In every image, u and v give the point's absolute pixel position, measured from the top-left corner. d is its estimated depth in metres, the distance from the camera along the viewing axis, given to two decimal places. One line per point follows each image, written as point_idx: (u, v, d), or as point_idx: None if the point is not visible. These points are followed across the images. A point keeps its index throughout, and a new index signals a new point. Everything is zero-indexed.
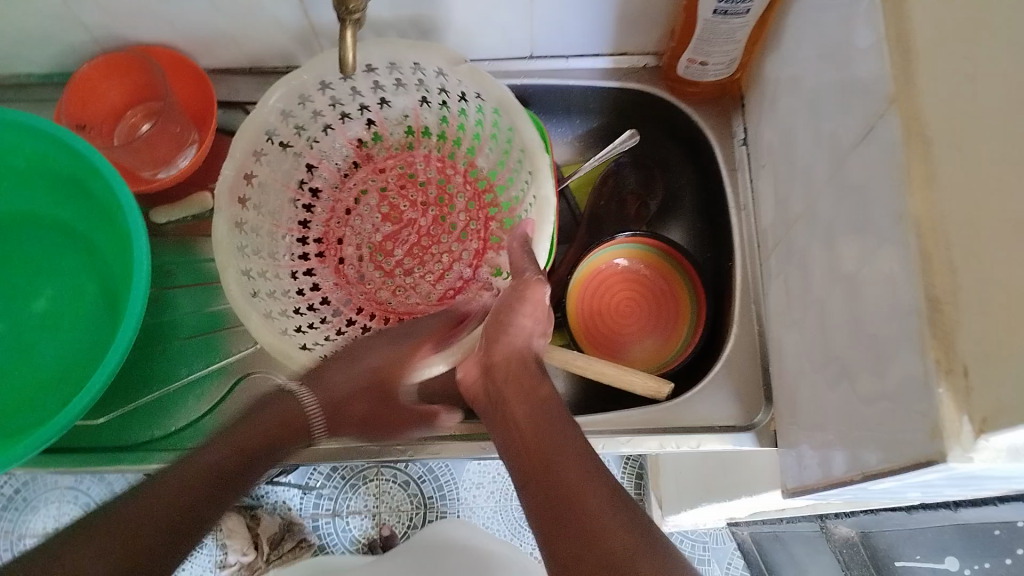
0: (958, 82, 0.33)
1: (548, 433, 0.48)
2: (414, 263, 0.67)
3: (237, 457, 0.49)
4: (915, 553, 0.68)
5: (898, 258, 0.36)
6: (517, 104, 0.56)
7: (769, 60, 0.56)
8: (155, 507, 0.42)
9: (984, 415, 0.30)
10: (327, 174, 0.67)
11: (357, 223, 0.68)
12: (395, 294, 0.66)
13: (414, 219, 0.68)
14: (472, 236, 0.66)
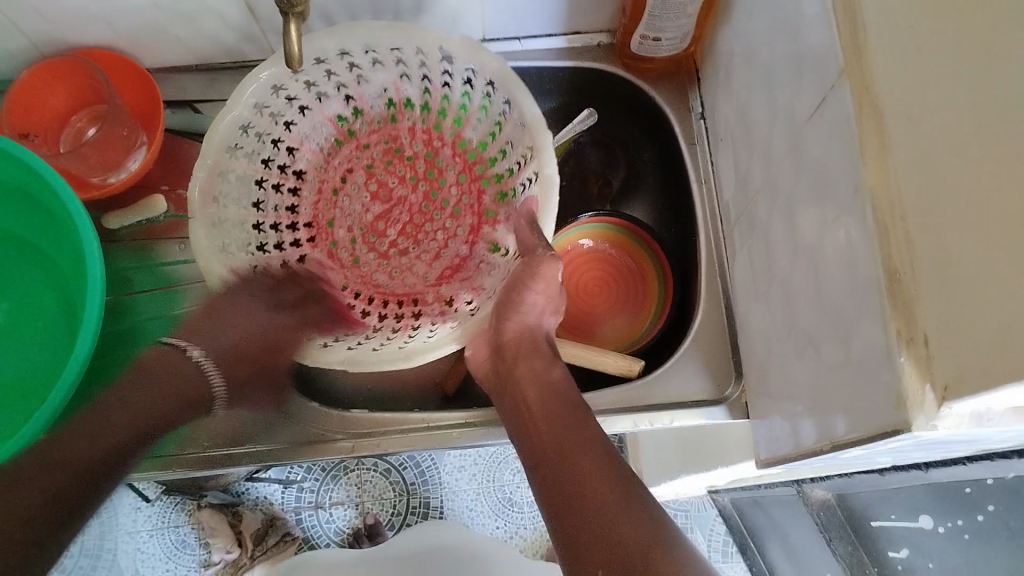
0: (905, 50, 0.33)
1: (566, 427, 0.51)
2: (411, 244, 0.64)
3: (138, 414, 0.51)
4: (891, 512, 0.68)
5: (856, 228, 0.36)
6: (515, 76, 0.54)
7: (722, 32, 0.55)
8: (53, 471, 0.46)
9: (945, 382, 0.30)
10: (310, 154, 0.64)
11: (346, 206, 0.65)
12: (391, 276, 0.64)
13: (404, 197, 0.65)
14: (466, 211, 0.64)
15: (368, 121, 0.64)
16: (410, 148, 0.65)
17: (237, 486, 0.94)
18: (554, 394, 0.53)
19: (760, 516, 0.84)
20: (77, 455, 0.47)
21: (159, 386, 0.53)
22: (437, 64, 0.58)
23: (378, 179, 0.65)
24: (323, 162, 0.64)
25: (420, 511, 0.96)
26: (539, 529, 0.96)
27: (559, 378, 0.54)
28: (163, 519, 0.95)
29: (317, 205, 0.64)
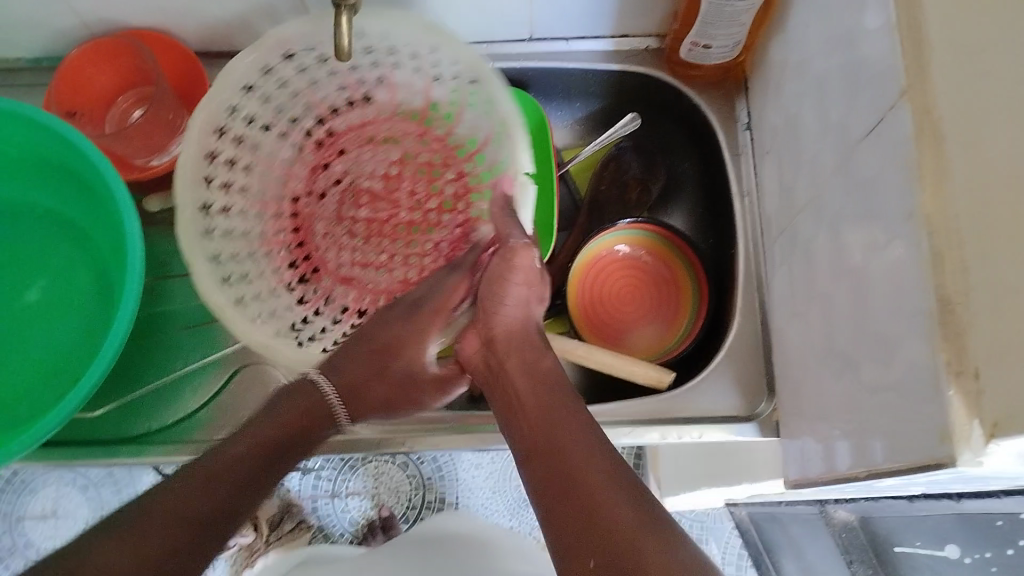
0: (971, 75, 0.32)
1: (536, 385, 0.48)
2: (365, 245, 0.60)
3: (283, 439, 0.49)
4: (915, 538, 0.66)
5: (908, 254, 0.35)
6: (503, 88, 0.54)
7: (774, 43, 0.54)
8: (192, 499, 0.43)
9: (995, 419, 0.30)
10: (304, 146, 0.59)
11: (324, 201, 0.60)
12: (353, 262, 0.60)
13: (399, 195, 0.61)
14: (448, 229, 0.59)
15: (383, 114, 0.59)
16: (415, 152, 0.60)
17: None
18: (529, 366, 0.50)
19: (778, 534, 0.84)
20: (228, 486, 0.44)
21: (294, 404, 0.51)
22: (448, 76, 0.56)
23: (371, 173, 0.61)
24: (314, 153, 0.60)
25: (435, 506, 0.96)
26: None
27: (549, 367, 0.49)
28: None
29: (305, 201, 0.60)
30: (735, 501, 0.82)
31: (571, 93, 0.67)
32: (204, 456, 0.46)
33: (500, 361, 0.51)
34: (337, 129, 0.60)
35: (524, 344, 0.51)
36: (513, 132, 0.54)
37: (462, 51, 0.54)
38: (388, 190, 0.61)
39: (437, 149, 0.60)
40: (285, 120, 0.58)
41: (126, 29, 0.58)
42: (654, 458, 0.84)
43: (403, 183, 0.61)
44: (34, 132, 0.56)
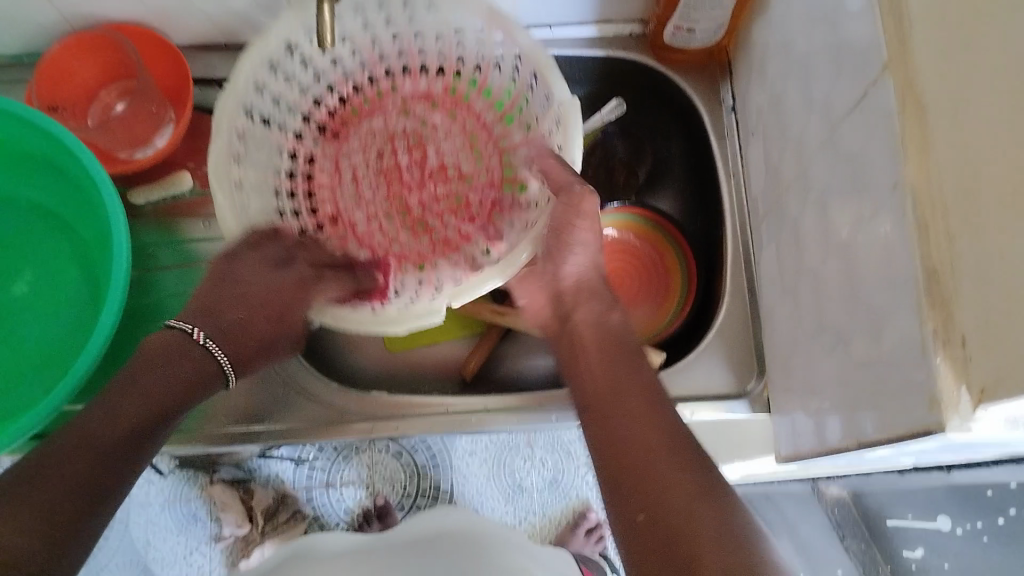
0: (953, 50, 0.32)
1: (617, 372, 0.46)
2: (379, 190, 0.62)
3: (156, 400, 0.45)
4: (900, 510, 0.76)
5: (893, 226, 0.36)
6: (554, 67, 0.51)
7: (757, 23, 0.55)
8: (67, 468, 0.40)
9: (981, 386, 0.30)
10: (387, 109, 0.62)
11: (357, 146, 0.62)
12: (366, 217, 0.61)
13: (422, 154, 0.62)
14: (476, 200, 0.61)
15: (430, 81, 0.61)
16: (479, 124, 0.61)
17: (250, 463, 0.94)
18: (605, 331, 0.50)
19: None
20: (76, 457, 0.40)
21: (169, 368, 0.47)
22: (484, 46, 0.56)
23: (444, 149, 0.62)
24: (393, 108, 0.62)
25: (430, 494, 0.96)
26: (549, 516, 0.96)
27: (617, 324, 0.50)
28: (175, 493, 0.96)
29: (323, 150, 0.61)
30: None
31: None
32: (80, 421, 0.42)
33: (571, 316, 0.51)
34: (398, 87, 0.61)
35: (597, 295, 0.52)
36: (570, 120, 0.50)
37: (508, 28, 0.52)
38: (427, 173, 0.62)
39: (475, 123, 0.61)
40: (343, 59, 0.59)
41: (107, 22, 0.57)
42: None
43: (446, 156, 0.62)
44: (16, 125, 0.55)
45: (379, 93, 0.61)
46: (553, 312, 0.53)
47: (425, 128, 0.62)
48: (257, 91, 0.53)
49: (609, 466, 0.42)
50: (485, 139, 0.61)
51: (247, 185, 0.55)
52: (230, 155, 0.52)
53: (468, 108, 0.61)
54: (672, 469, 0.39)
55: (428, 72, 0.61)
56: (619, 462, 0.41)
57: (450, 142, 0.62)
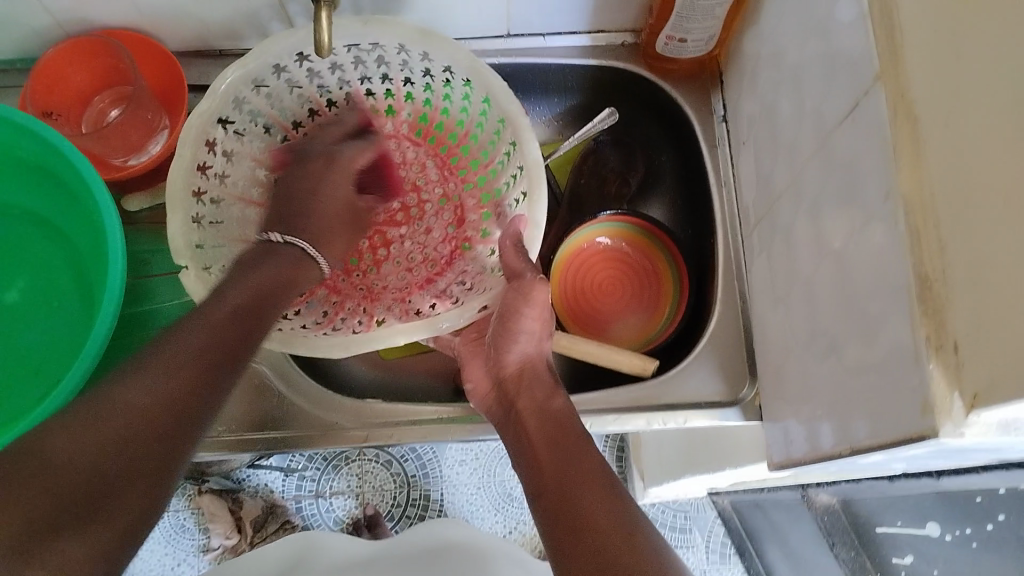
0: (945, 61, 0.32)
1: (566, 462, 0.47)
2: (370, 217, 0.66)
3: (212, 358, 0.41)
4: (896, 518, 0.68)
5: (884, 233, 0.36)
6: (526, 120, 0.54)
7: (749, 35, 0.55)
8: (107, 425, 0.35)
9: (974, 391, 0.30)
10: None
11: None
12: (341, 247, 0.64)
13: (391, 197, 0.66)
14: (424, 264, 0.63)
15: (398, 121, 0.65)
16: (434, 245, 0.64)
17: (239, 472, 0.94)
18: (550, 421, 0.51)
19: (761, 521, 0.85)
20: (87, 437, 0.34)
21: (212, 328, 0.42)
22: (431, 70, 0.58)
23: (404, 240, 0.65)
24: (401, 142, 0.66)
25: (420, 503, 0.96)
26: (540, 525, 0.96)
27: (560, 407, 0.51)
28: (163, 503, 0.95)
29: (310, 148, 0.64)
30: (718, 491, 0.83)
31: (549, 88, 0.67)
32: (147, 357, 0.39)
33: (514, 405, 0.53)
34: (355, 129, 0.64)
35: (539, 385, 0.53)
36: (537, 191, 0.54)
37: (488, 81, 0.55)
38: (376, 242, 0.65)
39: (450, 188, 0.65)
40: (355, 83, 0.61)
41: (100, 29, 0.57)
42: (638, 449, 0.85)
43: (408, 232, 0.66)
44: (8, 132, 0.55)
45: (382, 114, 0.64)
46: (498, 401, 0.55)
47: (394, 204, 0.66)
48: (253, 87, 0.56)
49: (561, 540, 0.43)
50: (469, 225, 0.63)
51: (206, 221, 0.56)
52: (194, 191, 0.54)
53: (451, 167, 0.65)
54: (608, 536, 0.42)
55: (394, 113, 0.64)
56: (564, 536, 0.43)
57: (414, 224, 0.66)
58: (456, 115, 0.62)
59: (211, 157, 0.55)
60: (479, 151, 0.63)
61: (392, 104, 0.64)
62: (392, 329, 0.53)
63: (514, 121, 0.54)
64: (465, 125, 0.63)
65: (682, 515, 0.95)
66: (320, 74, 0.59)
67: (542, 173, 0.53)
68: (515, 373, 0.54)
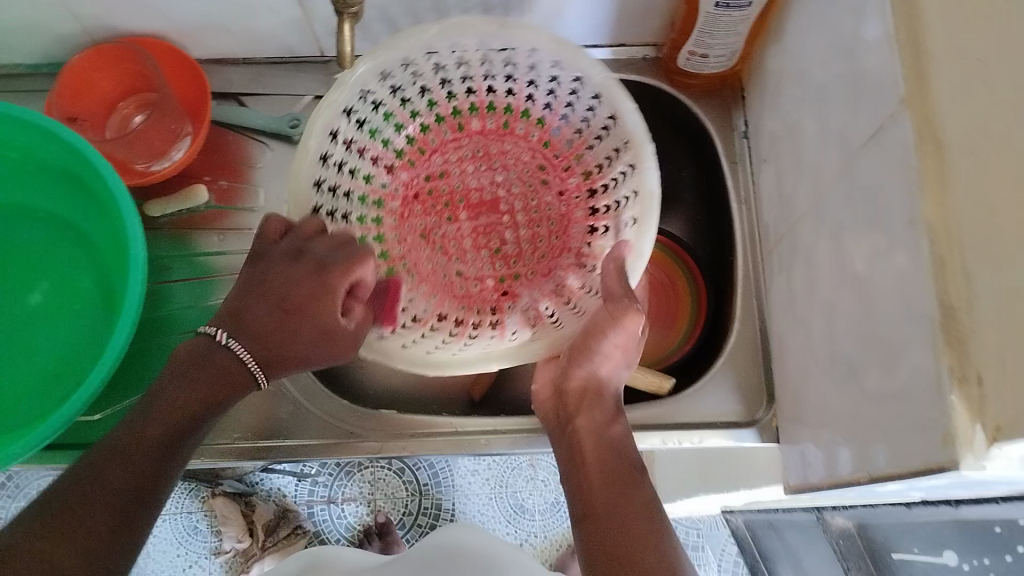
0: (970, 91, 0.32)
1: (615, 481, 0.46)
2: (484, 163, 0.62)
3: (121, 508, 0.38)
4: (912, 546, 0.68)
5: (908, 260, 0.36)
6: (650, 143, 0.50)
7: (771, 54, 0.55)
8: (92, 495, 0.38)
9: (997, 423, 0.30)
10: (448, 152, 0.62)
11: (473, 170, 0.63)
12: (440, 212, 0.62)
13: (501, 182, 0.63)
14: (551, 246, 0.60)
15: (528, 126, 0.60)
16: (546, 231, 0.61)
17: (252, 476, 0.95)
18: (610, 451, 0.48)
19: (773, 541, 0.83)
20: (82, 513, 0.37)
21: (105, 475, 0.39)
22: (537, 69, 0.53)
23: (509, 222, 0.62)
24: (525, 147, 0.61)
25: (431, 512, 0.96)
26: (550, 538, 0.95)
27: (620, 435, 0.49)
28: (176, 506, 0.96)
29: (440, 130, 0.60)
30: (730, 509, 0.81)
31: None
32: (110, 441, 0.41)
33: (572, 420, 0.50)
34: (467, 125, 0.61)
35: (600, 406, 0.49)
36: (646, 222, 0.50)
37: (618, 102, 0.51)
38: (477, 231, 0.62)
39: (563, 203, 0.61)
40: (472, 84, 0.57)
41: (127, 35, 0.58)
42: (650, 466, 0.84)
43: (516, 234, 0.62)
44: (35, 135, 0.56)
45: (474, 113, 0.60)
46: (555, 408, 0.52)
47: (498, 208, 0.62)
48: (381, 80, 0.52)
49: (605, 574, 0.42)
50: (573, 236, 0.59)
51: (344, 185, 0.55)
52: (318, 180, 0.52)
53: (561, 174, 0.61)
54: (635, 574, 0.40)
55: (528, 118, 0.59)
56: (613, 563, 0.42)
57: (518, 229, 0.62)
58: (577, 124, 0.57)
59: (333, 146, 0.52)
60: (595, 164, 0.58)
61: (516, 107, 0.58)
62: (484, 355, 0.51)
63: (636, 142, 0.51)
64: (582, 136, 0.58)
65: (694, 533, 0.94)
66: (424, 74, 0.55)
67: (656, 204, 0.49)
68: (580, 388, 0.50)
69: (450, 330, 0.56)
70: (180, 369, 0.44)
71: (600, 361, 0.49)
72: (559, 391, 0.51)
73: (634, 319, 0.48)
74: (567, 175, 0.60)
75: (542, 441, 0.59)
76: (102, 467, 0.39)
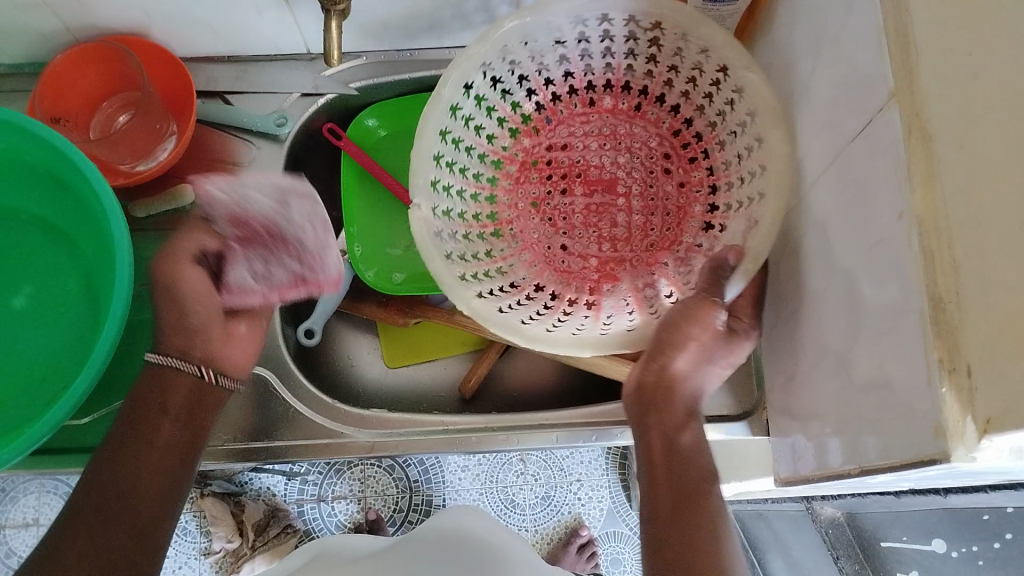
0: (958, 85, 0.32)
1: (685, 494, 0.47)
2: (602, 139, 0.61)
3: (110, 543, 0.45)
4: (903, 535, 0.70)
5: (898, 253, 0.36)
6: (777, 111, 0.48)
7: (759, 47, 0.55)
8: (79, 538, 0.44)
9: (987, 416, 0.30)
10: (571, 127, 0.62)
11: (597, 147, 0.62)
12: (554, 207, 0.61)
13: (614, 166, 0.61)
14: (637, 237, 0.59)
15: (614, 98, 0.61)
16: (665, 199, 0.59)
17: (240, 476, 0.94)
18: (677, 459, 0.48)
19: None
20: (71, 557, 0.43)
21: (88, 517, 0.45)
22: (610, 35, 0.55)
23: (630, 201, 0.60)
24: (653, 133, 0.60)
25: (422, 508, 0.96)
26: (541, 533, 0.96)
27: (691, 444, 0.49)
28: None
29: (560, 108, 0.62)
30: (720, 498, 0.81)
31: None
32: (87, 481, 0.47)
33: (645, 424, 0.50)
34: (557, 109, 0.62)
35: (677, 409, 0.49)
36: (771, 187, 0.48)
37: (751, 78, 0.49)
38: (591, 213, 0.61)
39: (684, 190, 0.59)
40: (577, 75, 0.60)
41: (108, 34, 0.57)
42: None
43: (629, 218, 0.60)
44: (17, 137, 0.55)
45: (575, 96, 0.61)
46: (636, 399, 0.50)
47: (615, 188, 0.61)
48: (500, 54, 0.54)
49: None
50: (686, 229, 0.58)
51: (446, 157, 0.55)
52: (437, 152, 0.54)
53: (686, 167, 0.59)
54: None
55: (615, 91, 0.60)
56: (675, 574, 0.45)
57: (632, 213, 0.60)
58: (710, 117, 0.56)
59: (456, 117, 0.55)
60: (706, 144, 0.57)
61: (650, 90, 0.59)
62: (578, 342, 0.49)
63: (757, 98, 0.49)
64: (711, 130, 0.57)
65: None
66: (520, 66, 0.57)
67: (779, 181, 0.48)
68: (655, 381, 0.49)
69: (545, 305, 0.56)
70: (132, 408, 0.49)
71: (677, 354, 0.47)
72: (638, 389, 0.50)
73: (705, 312, 0.46)
74: (692, 166, 0.59)
75: (534, 439, 0.59)
76: (88, 506, 0.45)
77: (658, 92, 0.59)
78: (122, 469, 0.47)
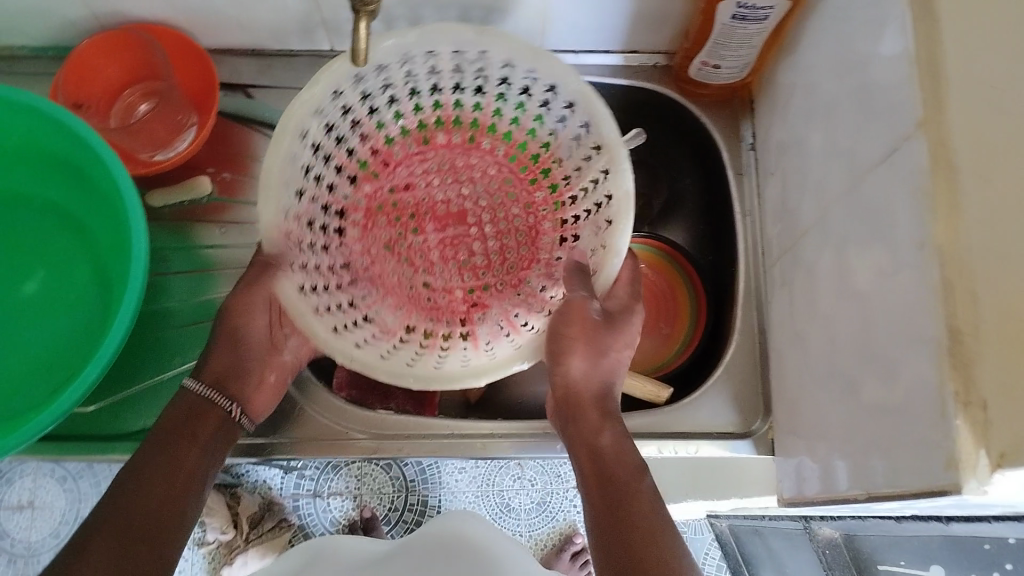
0: (984, 119, 0.32)
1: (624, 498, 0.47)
2: (438, 181, 0.62)
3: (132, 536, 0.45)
4: (899, 558, 0.69)
5: (916, 281, 0.36)
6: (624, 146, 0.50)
7: (783, 66, 0.55)
8: (107, 535, 0.44)
9: (1001, 450, 0.30)
10: (406, 174, 0.61)
11: (439, 183, 0.62)
12: (411, 249, 0.60)
13: (465, 193, 0.62)
14: (522, 258, 0.60)
15: (495, 141, 0.60)
16: (516, 222, 0.61)
17: (239, 469, 0.92)
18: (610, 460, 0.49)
19: (758, 545, 0.83)
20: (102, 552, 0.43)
21: (115, 514, 0.45)
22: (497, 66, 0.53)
23: (484, 215, 0.62)
24: (491, 161, 0.61)
25: (417, 507, 0.96)
26: (535, 538, 0.97)
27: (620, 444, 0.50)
28: None
29: (406, 146, 0.60)
30: (715, 513, 0.81)
31: None
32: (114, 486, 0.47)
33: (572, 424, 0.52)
34: (433, 138, 0.60)
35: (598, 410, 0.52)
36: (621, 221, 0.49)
37: (593, 107, 0.51)
38: (444, 245, 0.61)
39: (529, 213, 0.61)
40: (446, 94, 0.57)
41: (134, 24, 0.57)
42: None
43: (485, 245, 0.61)
44: (39, 121, 0.55)
45: (439, 127, 0.60)
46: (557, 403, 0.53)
47: (466, 219, 0.62)
48: (353, 82, 0.51)
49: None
50: (544, 247, 0.59)
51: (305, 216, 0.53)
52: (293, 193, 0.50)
53: (528, 187, 0.61)
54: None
55: (494, 132, 0.60)
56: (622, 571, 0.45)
57: (487, 239, 0.61)
58: (543, 137, 0.58)
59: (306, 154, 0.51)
60: (561, 173, 0.59)
61: (480, 121, 0.59)
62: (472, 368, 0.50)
63: (611, 148, 0.50)
64: (549, 148, 0.59)
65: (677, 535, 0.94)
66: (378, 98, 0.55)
67: (630, 205, 0.49)
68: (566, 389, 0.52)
69: (421, 345, 0.54)
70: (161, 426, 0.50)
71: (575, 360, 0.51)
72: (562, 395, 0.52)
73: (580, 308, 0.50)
74: (534, 188, 0.61)
75: (537, 447, 0.59)
76: (112, 505, 0.46)
77: (489, 122, 0.59)
78: (146, 475, 0.47)
